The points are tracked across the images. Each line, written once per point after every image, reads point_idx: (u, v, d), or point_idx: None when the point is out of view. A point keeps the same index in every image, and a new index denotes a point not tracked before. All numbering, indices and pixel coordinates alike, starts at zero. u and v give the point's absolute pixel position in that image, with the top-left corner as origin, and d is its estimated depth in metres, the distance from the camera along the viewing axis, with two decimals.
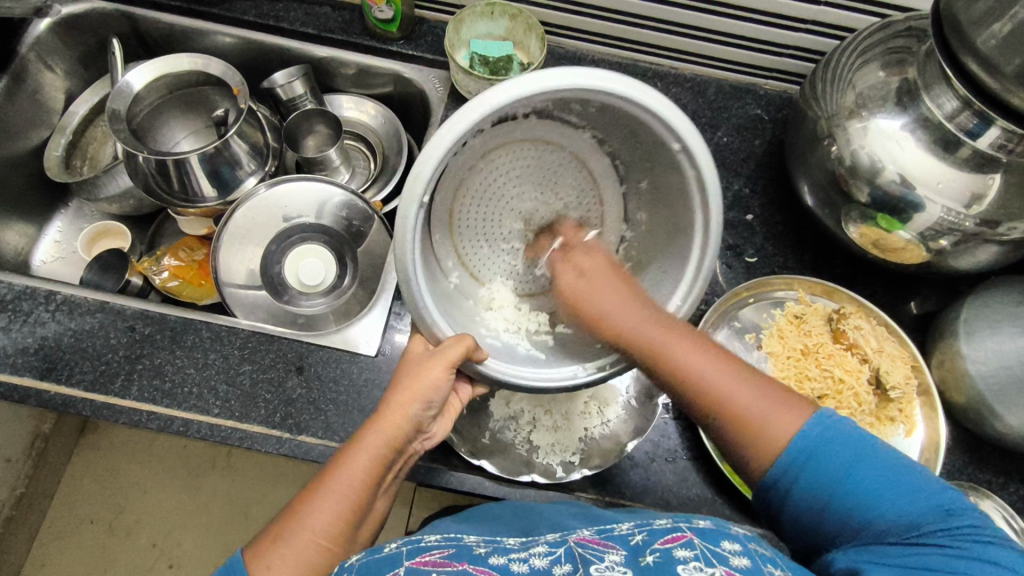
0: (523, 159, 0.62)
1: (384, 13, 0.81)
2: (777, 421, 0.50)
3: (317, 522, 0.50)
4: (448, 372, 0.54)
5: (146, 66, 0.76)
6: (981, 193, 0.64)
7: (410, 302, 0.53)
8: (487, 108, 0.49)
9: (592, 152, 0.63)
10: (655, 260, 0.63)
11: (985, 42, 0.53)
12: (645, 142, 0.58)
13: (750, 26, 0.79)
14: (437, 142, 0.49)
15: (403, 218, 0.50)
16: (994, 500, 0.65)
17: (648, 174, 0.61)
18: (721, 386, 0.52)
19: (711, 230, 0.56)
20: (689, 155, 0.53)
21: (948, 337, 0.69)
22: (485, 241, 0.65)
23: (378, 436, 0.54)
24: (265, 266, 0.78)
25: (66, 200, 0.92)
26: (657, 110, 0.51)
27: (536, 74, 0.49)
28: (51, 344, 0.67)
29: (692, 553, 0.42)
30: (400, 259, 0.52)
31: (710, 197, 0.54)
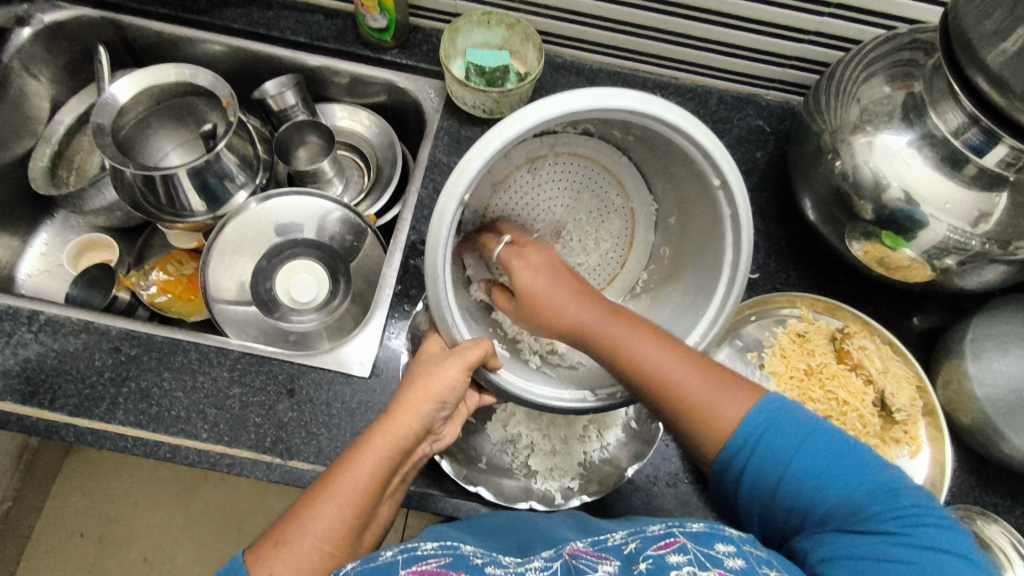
0: (566, 175, 0.65)
1: (377, 22, 0.79)
2: (729, 407, 0.49)
3: (320, 527, 0.47)
4: (465, 372, 0.54)
5: (131, 77, 0.74)
6: (987, 211, 0.62)
7: (432, 297, 0.53)
8: (542, 114, 0.50)
9: (631, 176, 0.67)
10: (674, 288, 0.65)
11: (995, 58, 0.52)
12: (679, 173, 0.61)
13: (753, 36, 0.77)
14: (488, 142, 0.50)
15: (440, 215, 0.50)
16: (1001, 525, 0.63)
17: (676, 207, 0.65)
18: (663, 370, 0.51)
19: (743, 260, 0.56)
20: (727, 192, 0.55)
21: (954, 356, 0.68)
22: None
23: (387, 436, 0.53)
24: (254, 283, 0.76)
25: (51, 212, 0.90)
26: (701, 142, 0.53)
27: (593, 91, 0.50)
28: (33, 367, 0.65)
29: (685, 559, 0.41)
30: (432, 258, 0.51)
31: (741, 232, 0.55)
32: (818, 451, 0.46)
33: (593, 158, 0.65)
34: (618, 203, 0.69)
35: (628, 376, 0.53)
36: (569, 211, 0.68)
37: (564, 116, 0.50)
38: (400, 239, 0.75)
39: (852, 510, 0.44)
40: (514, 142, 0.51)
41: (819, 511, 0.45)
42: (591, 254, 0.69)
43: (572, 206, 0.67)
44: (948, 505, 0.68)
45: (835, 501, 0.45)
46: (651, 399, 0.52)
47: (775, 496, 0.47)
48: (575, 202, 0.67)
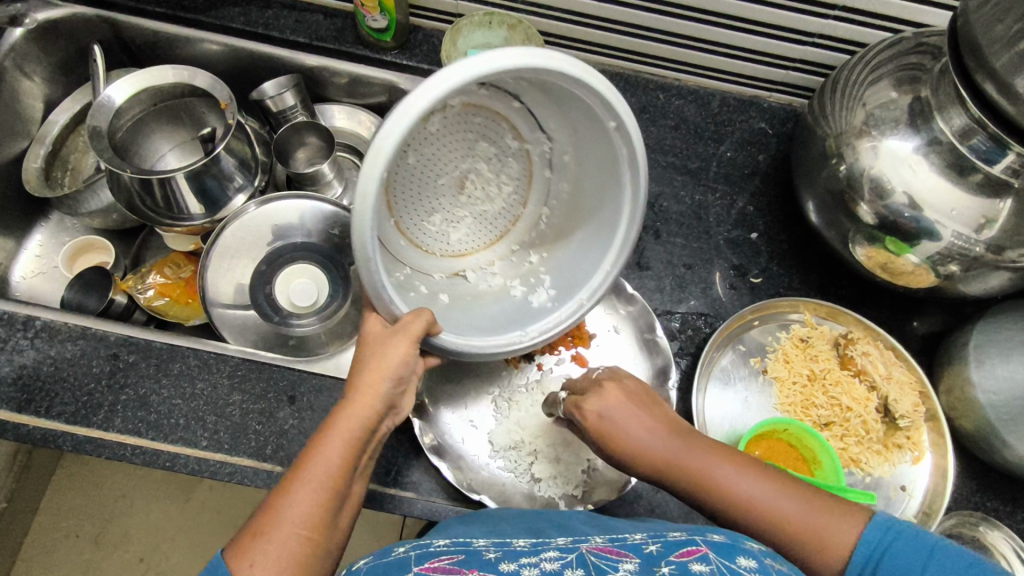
0: (459, 126, 0.60)
1: (377, 22, 0.78)
2: (847, 531, 0.46)
3: (297, 513, 0.45)
4: (410, 347, 0.53)
5: (128, 78, 0.72)
6: (991, 217, 0.61)
7: (368, 281, 0.51)
8: (449, 84, 0.47)
9: (524, 120, 0.63)
10: (580, 228, 0.66)
11: (1005, 65, 0.51)
12: (574, 117, 0.60)
13: (756, 38, 0.77)
14: (403, 114, 0.46)
15: (362, 195, 0.47)
16: (1004, 531, 0.63)
17: (573, 146, 0.63)
18: (761, 497, 0.49)
19: (638, 200, 0.59)
20: (623, 133, 0.55)
21: (958, 362, 0.68)
22: (418, 208, 0.63)
23: (350, 418, 0.51)
24: (254, 289, 0.75)
25: (46, 213, 0.88)
26: (598, 91, 0.52)
27: (498, 54, 0.47)
28: (29, 374, 0.65)
29: (707, 568, 0.40)
30: (360, 239, 0.49)
31: (638, 174, 0.57)
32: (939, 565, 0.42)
33: (487, 105, 0.60)
34: (515, 146, 0.65)
35: (744, 519, 0.49)
36: (470, 161, 0.63)
37: (475, 80, 0.47)
38: None
39: None
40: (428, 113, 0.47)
41: None
42: (494, 200, 0.67)
43: (469, 156, 0.63)
44: (950, 511, 0.68)
45: None
46: (768, 543, 0.49)
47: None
48: (471, 153, 0.63)
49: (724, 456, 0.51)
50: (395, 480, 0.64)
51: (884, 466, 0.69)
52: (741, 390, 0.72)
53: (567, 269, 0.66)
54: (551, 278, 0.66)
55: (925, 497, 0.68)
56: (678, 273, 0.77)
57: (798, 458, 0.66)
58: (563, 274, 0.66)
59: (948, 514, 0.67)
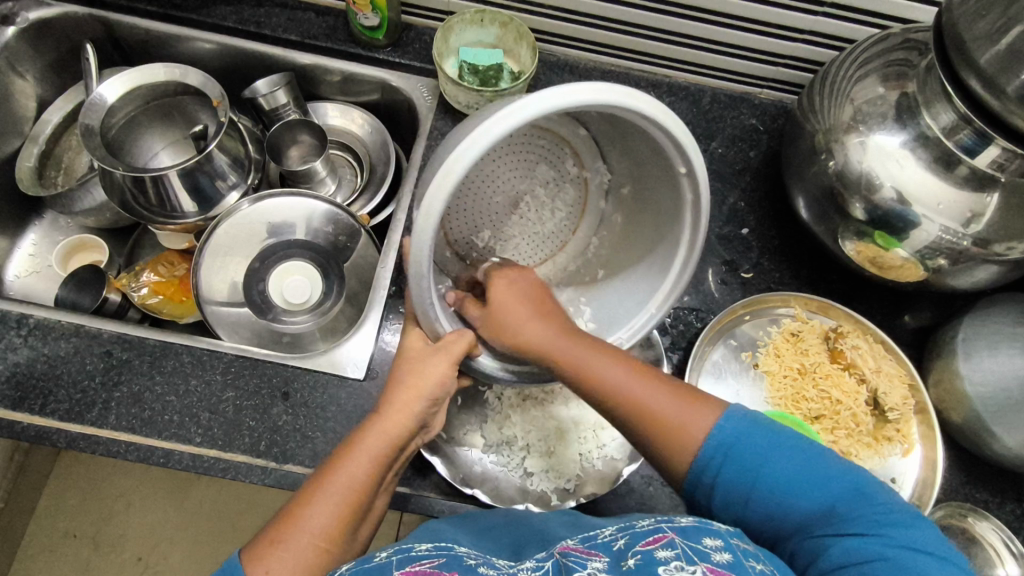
0: (525, 147, 0.66)
1: (369, 20, 0.78)
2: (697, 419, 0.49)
3: (315, 524, 0.47)
4: (451, 367, 0.54)
5: (120, 77, 0.73)
6: (979, 212, 0.62)
7: (416, 294, 0.52)
8: (525, 114, 0.46)
9: (587, 147, 0.68)
10: (626, 256, 0.67)
11: (989, 59, 0.52)
12: (639, 154, 0.62)
13: (747, 35, 0.77)
14: (473, 141, 0.46)
15: (426, 215, 0.47)
16: (993, 522, 0.64)
17: (631, 177, 0.66)
18: (620, 384, 0.52)
19: (700, 240, 0.57)
20: (692, 179, 0.54)
21: (946, 355, 0.68)
22: (475, 222, 0.67)
23: (378, 436, 0.52)
24: (248, 284, 0.75)
25: (39, 212, 0.88)
26: (673, 133, 0.51)
27: (575, 86, 0.47)
28: (23, 372, 0.65)
29: (673, 553, 0.41)
30: (416, 254, 0.48)
31: (700, 216, 0.56)
32: (785, 456, 0.47)
33: (553, 130, 0.67)
34: (574, 172, 0.70)
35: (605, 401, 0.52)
36: (528, 183, 0.68)
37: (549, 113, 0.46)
38: (393, 239, 0.74)
39: (847, 517, 0.44)
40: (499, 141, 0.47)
41: (796, 513, 0.46)
42: (546, 223, 0.71)
43: (530, 178, 0.68)
44: (940, 503, 0.69)
45: (810, 502, 0.45)
46: (626, 425, 0.52)
47: (745, 505, 0.47)
48: (532, 175, 0.68)
49: (596, 346, 0.54)
50: None
51: (874, 458, 0.69)
52: (732, 383, 0.72)
53: (611, 305, 0.65)
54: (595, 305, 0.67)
55: (915, 490, 0.68)
56: None
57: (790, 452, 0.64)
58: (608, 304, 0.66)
59: (938, 505, 0.68)
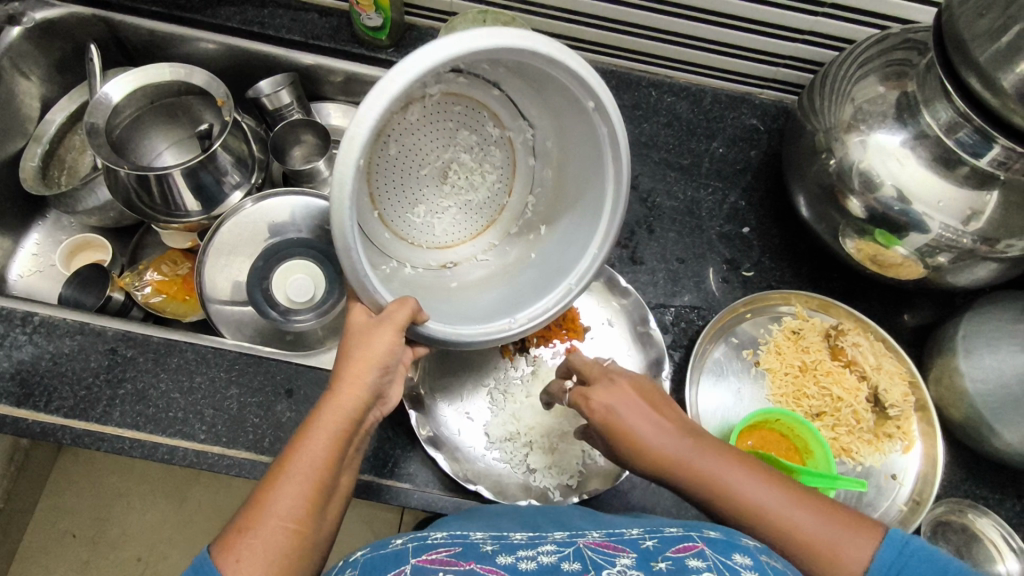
0: (441, 114, 0.62)
1: (373, 21, 0.79)
2: (856, 547, 0.46)
3: (283, 507, 0.45)
4: (398, 336, 0.52)
5: (125, 77, 0.73)
6: (979, 210, 0.62)
7: (348, 267, 0.51)
8: (422, 64, 0.47)
9: (503, 106, 0.64)
10: (564, 214, 0.66)
11: (988, 59, 0.52)
12: (556, 103, 0.61)
13: (747, 35, 0.78)
14: (378, 97, 0.47)
15: (339, 182, 0.47)
16: (993, 518, 0.66)
17: (553, 129, 0.65)
18: (770, 503, 0.47)
19: (624, 177, 0.58)
20: (603, 113, 0.55)
21: (946, 352, 0.69)
22: (403, 198, 0.64)
23: (336, 411, 0.50)
24: (251, 285, 0.74)
25: (43, 212, 0.89)
26: (573, 68, 0.53)
27: (464, 34, 0.48)
28: (28, 369, 0.65)
29: (704, 563, 0.41)
30: (339, 226, 0.49)
31: (620, 154, 0.57)
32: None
33: (467, 94, 0.62)
34: (495, 134, 0.66)
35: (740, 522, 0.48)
36: (451, 150, 0.64)
37: (445, 61, 0.48)
38: None
39: None
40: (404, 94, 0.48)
41: None
42: (478, 189, 0.67)
43: (451, 145, 0.64)
44: (939, 499, 0.69)
45: None
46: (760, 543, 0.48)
47: None
48: (453, 141, 0.64)
49: (731, 458, 0.50)
50: (392, 471, 0.64)
51: (875, 455, 0.70)
52: (734, 381, 0.73)
53: (555, 254, 0.65)
54: (539, 263, 0.66)
55: (916, 486, 0.69)
56: (671, 267, 0.77)
57: (790, 447, 0.67)
58: (549, 259, 0.65)
59: (937, 501, 0.69)
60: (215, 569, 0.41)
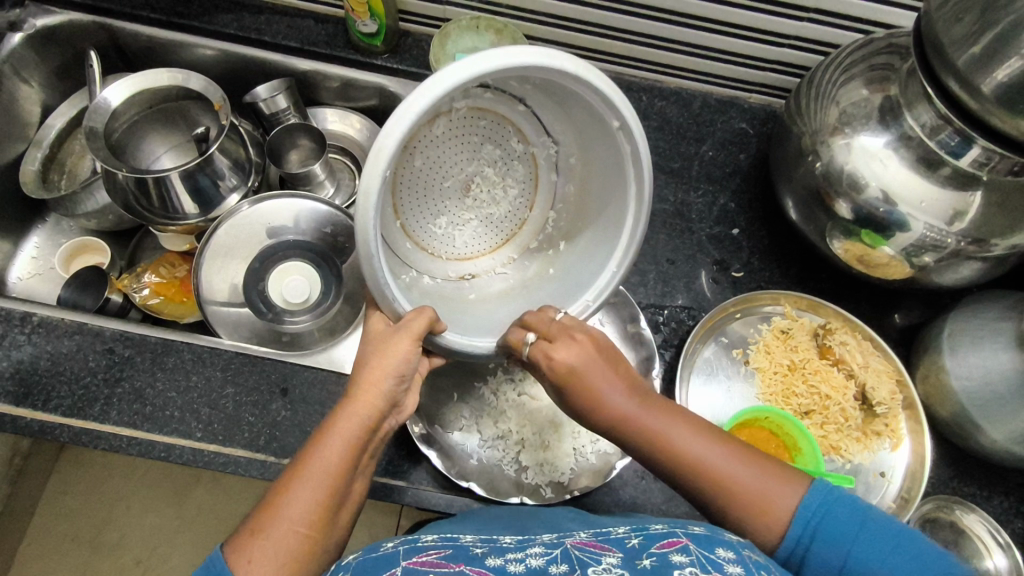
0: (466, 128, 0.63)
1: (368, 27, 0.80)
2: (777, 493, 0.49)
3: (295, 512, 0.46)
4: (414, 345, 0.53)
5: (123, 82, 0.74)
6: (962, 210, 0.63)
7: (370, 278, 0.52)
8: (449, 82, 0.48)
9: (528, 122, 0.65)
10: (585, 229, 0.67)
11: (966, 62, 0.54)
12: (581, 120, 0.61)
13: (735, 41, 0.79)
14: (402, 114, 0.48)
15: (364, 194, 0.48)
16: (980, 514, 0.67)
17: (578, 145, 0.65)
18: (701, 453, 0.51)
19: (645, 197, 0.59)
20: (627, 132, 0.56)
21: (933, 351, 0.70)
22: (427, 210, 0.65)
23: (351, 419, 0.51)
24: (247, 285, 0.76)
25: (43, 215, 0.90)
26: (599, 88, 0.53)
27: (493, 51, 0.49)
28: (26, 368, 0.66)
29: (688, 559, 0.42)
30: (362, 238, 0.50)
31: (644, 172, 0.58)
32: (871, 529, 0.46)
33: (492, 109, 0.63)
34: (519, 149, 0.67)
35: (675, 467, 0.52)
36: (475, 163, 0.66)
37: (472, 79, 0.49)
38: None
39: None
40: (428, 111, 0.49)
41: None
42: (500, 203, 0.69)
43: (475, 159, 0.65)
44: (928, 496, 0.70)
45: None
46: (689, 490, 0.52)
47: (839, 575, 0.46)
48: (477, 155, 0.65)
49: (674, 415, 0.53)
50: (386, 469, 0.65)
51: (864, 452, 0.71)
52: (725, 379, 0.74)
53: (575, 268, 0.65)
54: (559, 278, 0.66)
55: (904, 484, 0.70)
56: (662, 268, 0.79)
57: (779, 445, 0.68)
58: (569, 274, 0.66)
59: (925, 499, 0.70)
60: (227, 570, 0.43)
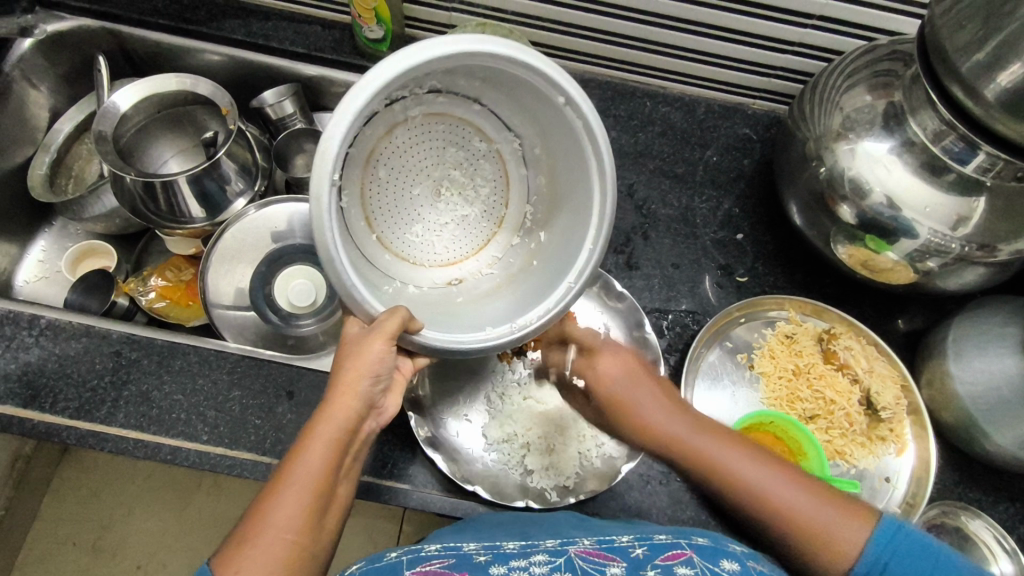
0: (428, 134, 0.63)
1: (374, 33, 0.81)
2: (840, 526, 0.48)
3: (280, 520, 0.46)
4: (388, 346, 0.52)
5: (132, 86, 0.75)
6: (966, 215, 0.64)
7: (337, 282, 0.51)
8: (381, 77, 0.49)
9: (488, 121, 0.65)
10: (559, 219, 0.64)
11: (970, 70, 0.54)
12: (533, 106, 0.61)
13: (739, 47, 0.80)
14: (342, 114, 0.48)
15: (317, 201, 0.49)
16: (984, 520, 0.66)
17: (539, 137, 0.64)
18: (756, 477, 0.52)
19: (607, 171, 0.57)
20: (575, 106, 0.55)
21: (938, 356, 0.70)
22: (403, 221, 0.64)
23: (330, 423, 0.51)
24: (253, 288, 0.77)
25: (49, 219, 0.90)
26: (534, 65, 0.53)
27: (424, 42, 0.50)
28: (34, 371, 0.66)
29: (692, 573, 0.42)
30: (321, 241, 0.50)
31: (599, 145, 0.56)
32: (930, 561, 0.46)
33: (449, 113, 0.63)
34: (484, 148, 0.66)
35: (731, 493, 0.52)
36: (440, 168, 0.65)
37: (409, 69, 0.50)
38: None
39: None
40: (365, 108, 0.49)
41: None
42: (474, 204, 0.67)
43: (441, 163, 0.65)
44: (933, 501, 0.70)
45: None
46: (750, 518, 0.52)
47: None
48: (441, 160, 0.65)
49: (736, 444, 0.54)
50: (391, 472, 0.65)
51: (868, 457, 0.71)
52: (730, 384, 0.74)
53: (557, 257, 0.62)
54: (539, 271, 0.64)
55: (910, 490, 0.69)
56: (666, 273, 0.79)
57: (784, 449, 0.68)
58: (547, 267, 0.63)
59: (931, 503, 0.69)
60: None
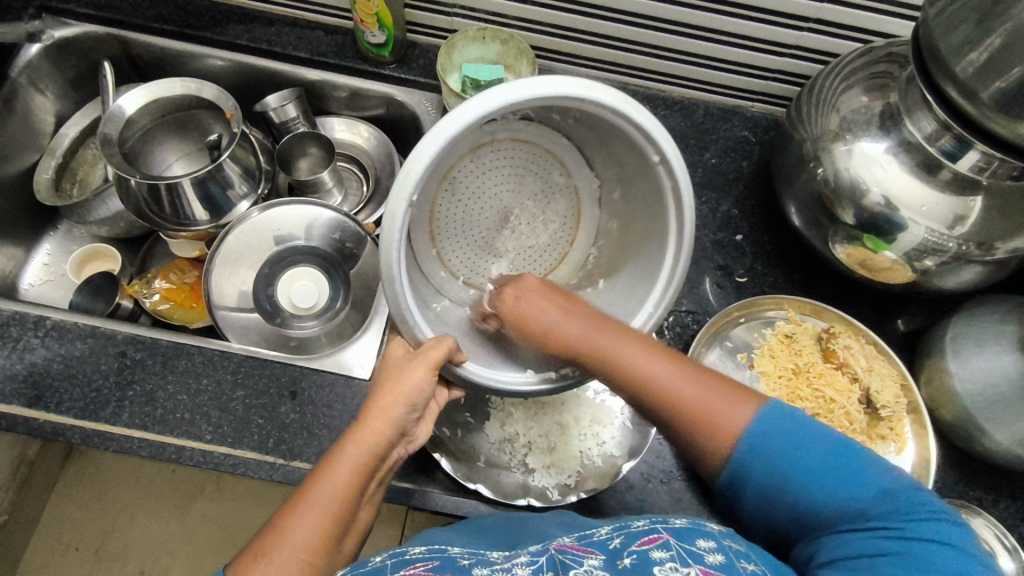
0: (507, 160, 0.63)
1: (376, 38, 0.82)
2: (726, 411, 0.50)
3: (298, 538, 0.46)
4: (431, 373, 0.53)
5: (138, 91, 0.76)
6: (963, 215, 0.65)
7: (391, 300, 0.53)
8: (478, 112, 0.49)
9: (572, 155, 0.65)
10: (625, 264, 0.65)
11: (964, 70, 0.55)
12: (621, 155, 0.61)
13: (737, 51, 0.81)
14: (433, 138, 0.49)
15: (391, 216, 0.50)
16: (984, 518, 0.66)
17: (620, 181, 0.65)
18: (653, 371, 0.53)
19: (685, 236, 0.57)
20: (667, 167, 0.55)
21: (936, 354, 0.70)
22: (465, 242, 0.65)
23: (359, 445, 0.52)
24: (256, 290, 0.77)
25: (55, 223, 0.91)
26: (640, 122, 0.53)
27: (532, 80, 0.50)
28: (39, 371, 0.67)
29: (668, 554, 0.42)
30: (386, 258, 0.51)
31: (685, 208, 0.56)
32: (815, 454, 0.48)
33: (535, 142, 0.64)
34: (562, 181, 0.67)
35: (631, 390, 0.54)
36: (516, 197, 0.66)
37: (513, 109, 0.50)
38: None
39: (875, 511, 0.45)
40: (454, 141, 0.50)
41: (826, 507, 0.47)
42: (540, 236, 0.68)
43: (518, 189, 0.65)
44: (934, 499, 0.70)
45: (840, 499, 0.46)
46: (649, 410, 0.54)
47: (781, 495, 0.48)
48: (518, 187, 0.65)
49: (630, 337, 0.55)
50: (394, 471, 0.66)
51: None
52: None
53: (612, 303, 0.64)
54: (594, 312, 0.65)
55: None
56: None
57: None
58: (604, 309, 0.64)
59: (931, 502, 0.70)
60: None
